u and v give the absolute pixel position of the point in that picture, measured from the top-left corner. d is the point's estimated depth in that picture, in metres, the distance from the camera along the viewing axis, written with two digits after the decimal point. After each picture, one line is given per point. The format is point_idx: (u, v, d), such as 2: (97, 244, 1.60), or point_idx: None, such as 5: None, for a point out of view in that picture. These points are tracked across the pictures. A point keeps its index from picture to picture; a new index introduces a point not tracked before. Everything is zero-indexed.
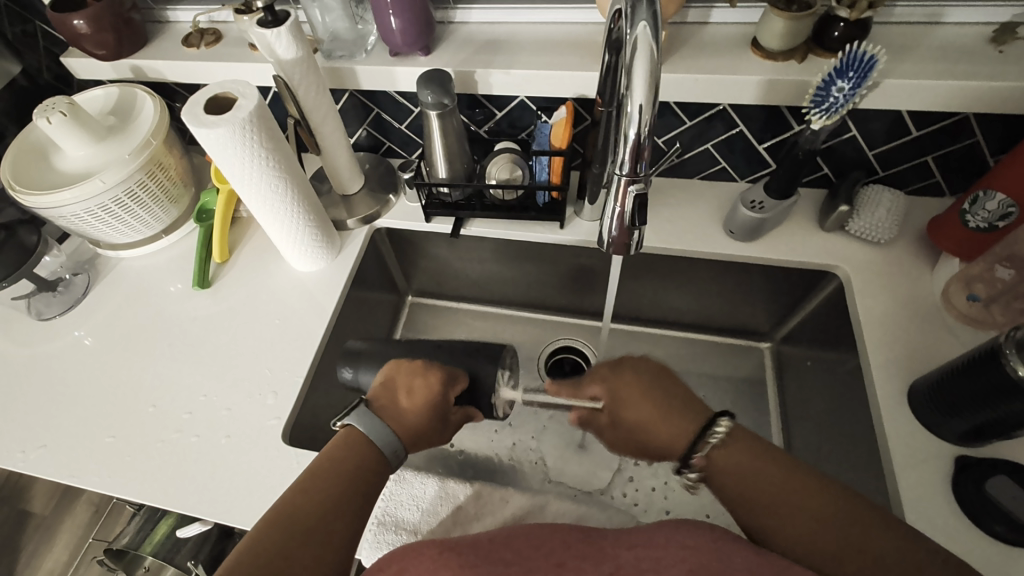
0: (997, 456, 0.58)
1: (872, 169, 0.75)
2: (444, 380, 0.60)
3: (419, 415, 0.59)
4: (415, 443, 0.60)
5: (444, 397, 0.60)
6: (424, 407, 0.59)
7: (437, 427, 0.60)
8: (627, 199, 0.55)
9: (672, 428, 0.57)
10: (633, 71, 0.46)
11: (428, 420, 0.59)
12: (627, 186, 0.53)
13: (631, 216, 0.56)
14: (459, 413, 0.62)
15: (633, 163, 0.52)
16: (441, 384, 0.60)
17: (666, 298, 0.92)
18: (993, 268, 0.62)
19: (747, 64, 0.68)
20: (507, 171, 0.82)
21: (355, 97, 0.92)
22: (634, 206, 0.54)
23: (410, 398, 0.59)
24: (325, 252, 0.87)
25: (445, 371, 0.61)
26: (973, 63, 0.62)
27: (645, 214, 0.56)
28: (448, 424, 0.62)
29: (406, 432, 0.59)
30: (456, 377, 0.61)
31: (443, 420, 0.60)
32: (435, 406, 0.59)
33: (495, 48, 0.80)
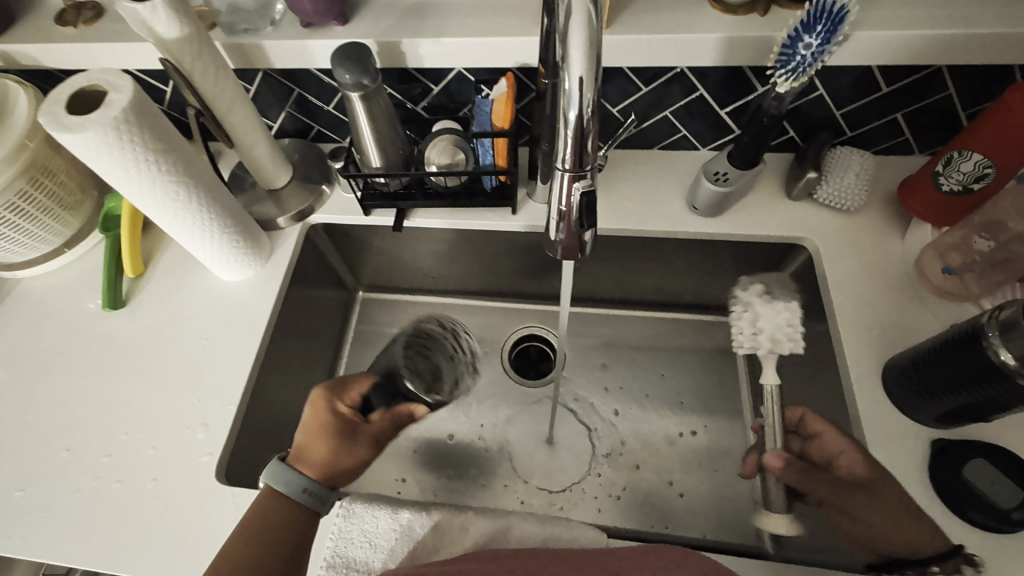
0: (973, 436, 0.55)
1: (840, 131, 0.70)
2: (334, 406, 0.67)
3: (321, 447, 0.65)
4: (335, 476, 0.65)
5: (342, 413, 0.67)
6: (325, 439, 0.65)
7: (345, 452, 0.66)
8: (571, 203, 0.46)
9: (902, 524, 0.51)
10: (568, 40, 0.38)
11: (334, 441, 0.66)
12: (572, 183, 0.45)
13: (579, 219, 0.47)
14: (380, 421, 0.71)
15: (577, 157, 0.44)
16: (331, 404, 0.68)
17: (632, 279, 0.87)
18: (969, 238, 0.58)
19: (704, 20, 0.60)
20: (449, 154, 0.73)
21: (270, 76, 0.80)
22: (582, 206, 0.46)
23: (305, 433, 0.65)
24: (251, 259, 0.78)
25: (333, 388, 0.69)
26: (950, 8, 0.56)
27: (595, 215, 0.47)
28: (366, 438, 0.69)
29: (315, 467, 0.63)
30: (353, 383, 0.70)
31: (351, 437, 0.67)
32: (336, 425, 0.66)
33: (423, 13, 0.70)
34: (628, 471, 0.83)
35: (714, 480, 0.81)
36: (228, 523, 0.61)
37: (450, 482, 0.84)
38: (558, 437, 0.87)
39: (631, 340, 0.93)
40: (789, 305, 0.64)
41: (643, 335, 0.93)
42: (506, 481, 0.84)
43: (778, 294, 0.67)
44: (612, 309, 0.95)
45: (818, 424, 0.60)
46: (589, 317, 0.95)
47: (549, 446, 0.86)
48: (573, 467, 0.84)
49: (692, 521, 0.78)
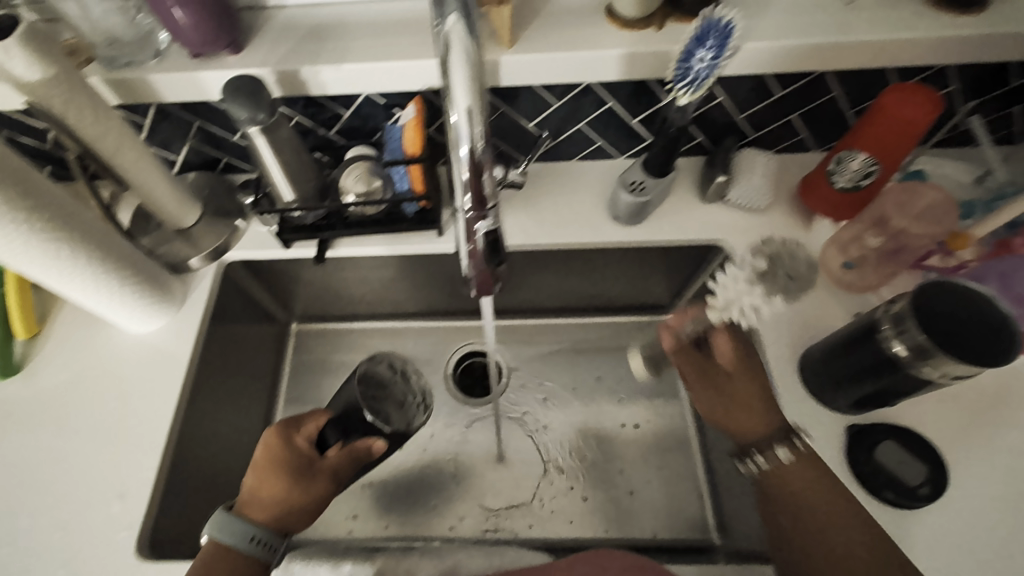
0: (881, 419, 0.59)
1: (744, 133, 0.73)
2: (286, 438, 0.59)
3: (272, 486, 0.57)
4: (289, 518, 0.58)
5: (295, 447, 0.59)
6: (277, 476, 0.57)
7: (302, 490, 0.57)
8: (478, 241, 0.46)
9: (758, 421, 0.56)
10: (449, 69, 0.37)
11: (287, 478, 0.58)
12: (476, 224, 0.44)
13: (486, 258, 0.47)
14: (336, 457, 0.59)
15: (478, 197, 0.43)
16: (280, 437, 0.59)
17: (566, 287, 0.87)
18: (861, 234, 0.62)
19: (605, 37, 0.61)
20: (365, 182, 0.70)
21: (165, 111, 0.74)
22: (487, 244, 0.46)
23: (254, 472, 0.58)
24: (161, 309, 0.72)
25: (290, 421, 0.62)
26: (829, 17, 0.59)
27: (501, 253, 0.48)
28: (322, 474, 0.58)
29: (268, 510, 0.57)
30: (307, 416, 0.62)
31: (307, 475, 0.58)
32: (288, 459, 0.58)
33: (322, 37, 0.67)
34: (576, 479, 0.84)
35: (661, 478, 0.83)
36: None
37: (401, 513, 0.83)
38: (508, 453, 0.86)
39: (572, 346, 0.94)
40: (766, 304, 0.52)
41: (584, 340, 0.94)
42: (458, 505, 0.83)
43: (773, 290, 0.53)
44: (551, 317, 0.95)
45: (729, 339, 0.60)
46: (530, 328, 0.95)
47: (499, 463, 0.86)
48: (524, 482, 0.84)
49: (643, 522, 0.80)
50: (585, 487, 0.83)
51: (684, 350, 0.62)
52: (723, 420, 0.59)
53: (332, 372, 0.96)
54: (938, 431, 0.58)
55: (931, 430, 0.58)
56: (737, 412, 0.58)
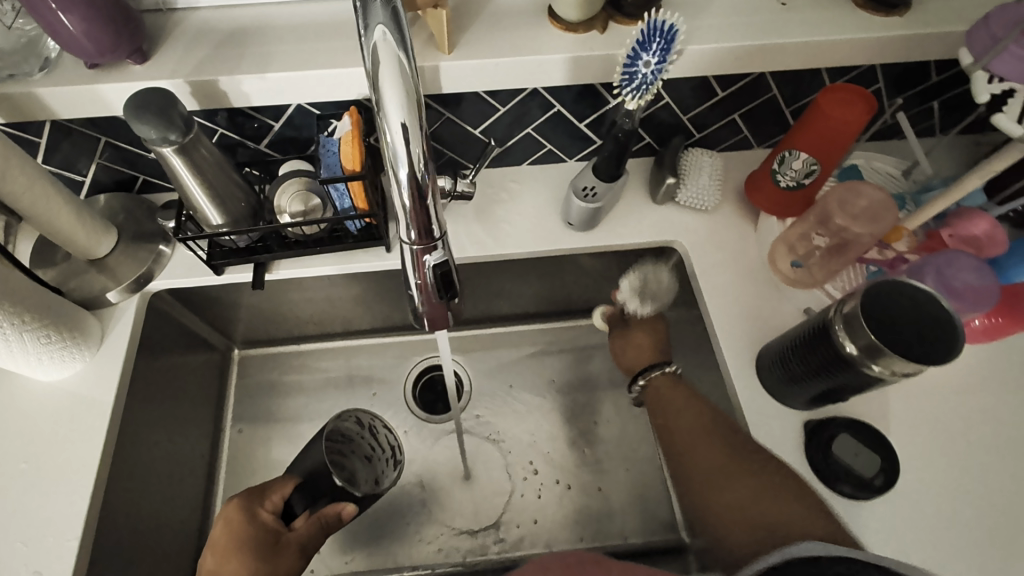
0: (833, 413, 0.61)
1: (690, 133, 0.73)
2: (248, 510, 0.55)
3: (235, 566, 0.51)
4: None
5: (259, 519, 0.55)
6: (237, 555, 0.52)
7: (265, 564, 0.51)
8: (427, 274, 0.43)
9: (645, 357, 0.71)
10: (379, 83, 0.34)
11: (249, 558, 0.52)
12: (424, 257, 0.42)
13: (437, 293, 0.45)
14: (304, 528, 0.55)
15: (424, 229, 0.41)
16: (241, 509, 0.55)
17: (527, 294, 0.85)
18: (809, 234, 0.64)
19: (548, 41, 0.59)
20: (302, 202, 0.66)
21: (64, 128, 0.66)
22: (438, 279, 0.44)
23: (215, 555, 0.52)
24: (73, 353, 0.64)
25: (252, 493, 0.57)
26: (767, 18, 0.59)
27: (455, 288, 0.45)
28: (291, 546, 0.54)
29: None
30: (273, 485, 0.58)
31: (271, 548, 0.53)
32: (251, 536, 0.53)
33: (241, 42, 0.61)
34: (545, 491, 0.83)
35: (630, 480, 0.83)
36: None
37: (367, 543, 0.79)
38: (476, 470, 0.84)
39: (535, 353, 0.92)
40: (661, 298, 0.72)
41: (546, 346, 0.92)
42: (426, 529, 0.80)
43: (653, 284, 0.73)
44: (511, 325, 0.92)
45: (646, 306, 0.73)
46: (491, 336, 0.92)
47: (467, 481, 0.83)
48: (494, 498, 0.82)
49: (614, 526, 0.80)
50: (555, 498, 0.82)
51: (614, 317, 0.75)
52: (628, 363, 0.72)
53: (282, 398, 0.90)
54: (884, 418, 0.61)
55: (878, 419, 0.61)
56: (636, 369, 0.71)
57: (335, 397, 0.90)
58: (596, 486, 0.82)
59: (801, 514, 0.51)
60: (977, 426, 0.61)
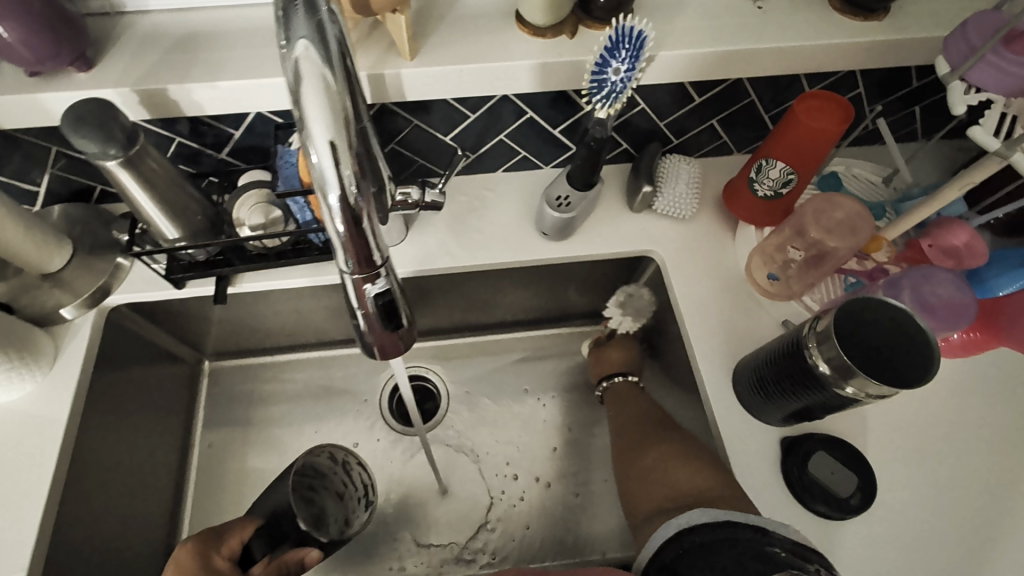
0: (810, 429, 0.59)
1: (668, 139, 0.71)
2: (201, 555, 0.52)
3: None
4: None
5: (215, 565, 0.52)
6: None
7: None
8: (368, 304, 0.40)
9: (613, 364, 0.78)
10: (302, 101, 0.32)
11: None
12: (366, 285, 0.40)
13: (381, 324, 0.41)
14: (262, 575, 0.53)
15: (363, 256, 0.39)
16: (197, 557, 0.51)
17: (506, 304, 0.83)
18: (785, 247, 0.62)
19: (514, 46, 0.56)
20: (262, 213, 0.63)
21: (10, 136, 0.62)
22: (380, 310, 0.41)
23: None
24: (22, 372, 0.62)
25: (207, 535, 0.55)
26: (743, 22, 0.57)
27: (399, 318, 0.42)
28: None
29: None
30: (231, 528, 0.55)
31: None
32: None
33: (193, 47, 0.58)
34: (522, 505, 0.81)
35: (611, 493, 0.81)
36: None
37: (340, 561, 0.77)
38: (452, 484, 0.82)
39: (514, 362, 0.89)
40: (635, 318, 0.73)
41: (525, 355, 0.90)
42: (402, 546, 0.78)
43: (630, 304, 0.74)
44: (490, 334, 0.90)
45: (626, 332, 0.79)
46: (469, 346, 0.90)
47: (443, 495, 0.81)
48: (471, 513, 0.80)
49: (592, 540, 0.79)
50: (533, 512, 0.80)
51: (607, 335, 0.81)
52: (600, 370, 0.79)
53: (254, 412, 0.87)
54: (861, 434, 0.60)
55: (856, 434, 0.60)
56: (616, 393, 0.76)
57: (308, 411, 0.87)
58: (574, 493, 0.81)
59: (700, 477, 0.55)
60: (954, 441, 0.60)
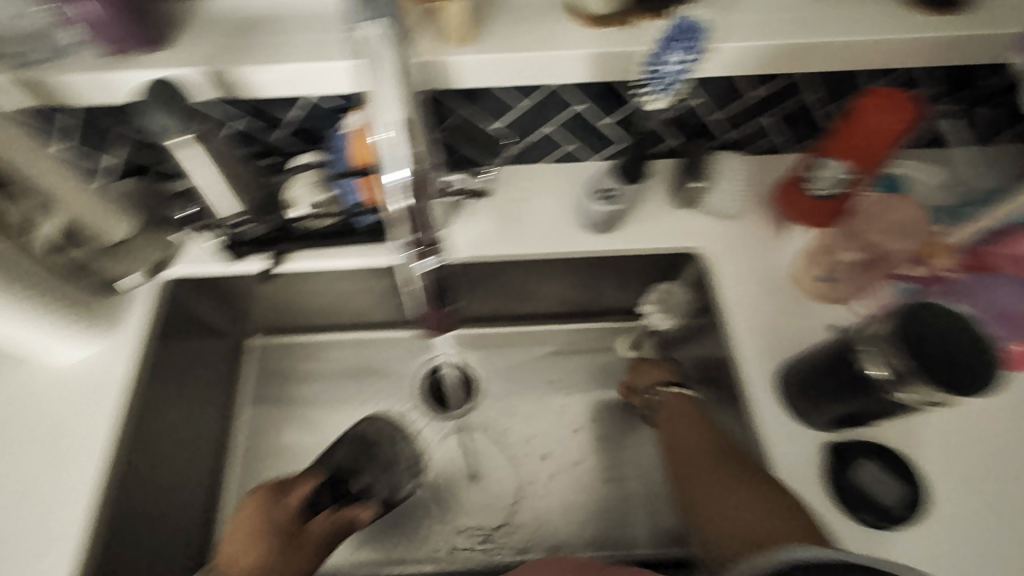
0: (857, 435, 0.58)
1: (719, 135, 0.69)
2: (272, 498, 0.61)
3: (260, 552, 0.57)
4: None
5: (284, 511, 0.61)
6: (261, 542, 0.58)
7: (285, 550, 0.59)
8: None
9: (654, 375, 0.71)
10: None
11: (271, 547, 0.58)
12: None
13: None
14: (324, 521, 0.64)
15: None
16: (273, 500, 0.61)
17: (544, 296, 0.83)
18: (835, 249, 0.60)
19: (569, 36, 0.56)
20: (314, 194, 0.65)
21: (83, 113, 0.66)
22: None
23: (239, 539, 0.58)
24: (89, 334, 0.67)
25: (275, 486, 0.63)
26: (806, 15, 0.56)
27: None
28: (308, 543, 0.61)
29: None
30: (296, 483, 0.65)
31: (293, 540, 0.60)
32: (275, 526, 0.59)
33: (257, 31, 0.60)
34: (551, 495, 0.81)
35: (641, 488, 0.80)
36: None
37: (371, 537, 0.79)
38: (482, 468, 0.83)
39: (547, 354, 0.89)
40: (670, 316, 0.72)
41: (559, 349, 0.90)
42: (431, 527, 0.79)
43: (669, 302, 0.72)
44: (525, 325, 0.90)
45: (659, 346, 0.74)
46: (503, 335, 0.91)
47: (473, 480, 0.82)
48: (500, 500, 0.81)
49: (622, 532, 0.78)
50: (561, 503, 0.80)
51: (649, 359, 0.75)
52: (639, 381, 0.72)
53: (292, 388, 0.90)
54: (910, 443, 0.58)
55: (906, 444, 0.57)
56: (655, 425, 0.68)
57: (344, 390, 0.90)
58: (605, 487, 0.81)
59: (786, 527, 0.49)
60: (1012, 456, 0.58)
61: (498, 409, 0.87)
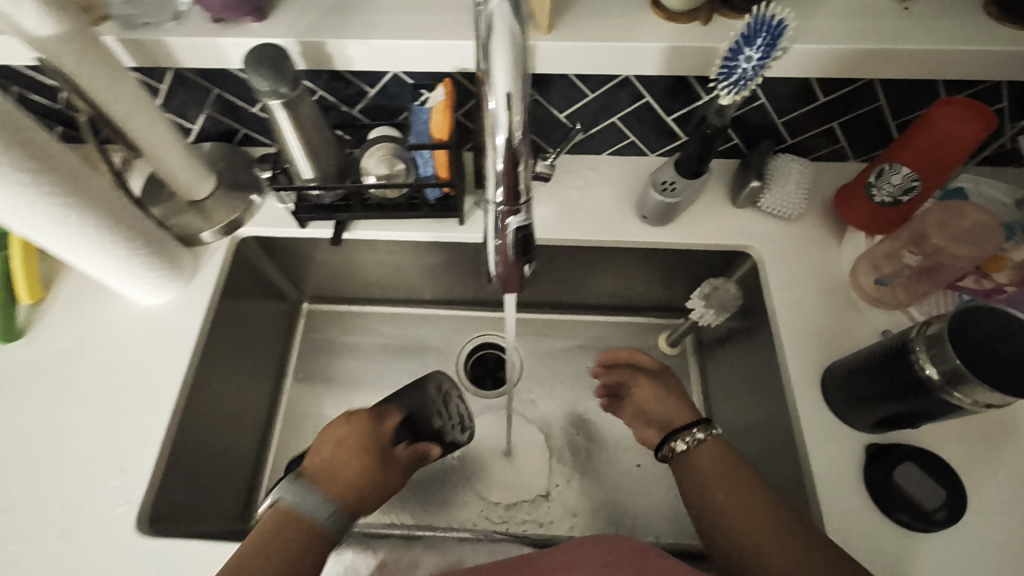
0: (901, 440, 0.58)
1: (782, 138, 0.70)
2: (373, 418, 0.61)
3: (356, 466, 0.56)
4: (360, 504, 0.56)
5: (380, 434, 0.60)
6: (358, 455, 0.57)
7: (380, 469, 0.58)
8: (507, 237, 0.44)
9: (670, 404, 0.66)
10: (491, 52, 0.35)
11: (366, 462, 0.57)
12: (508, 218, 0.43)
13: (515, 256, 0.45)
14: (407, 453, 0.62)
15: (512, 189, 0.42)
16: (368, 422, 0.60)
17: (589, 286, 0.85)
18: (899, 251, 0.61)
19: (648, 28, 0.58)
20: (387, 165, 0.68)
21: (183, 76, 0.71)
22: (517, 242, 0.44)
23: (337, 449, 0.57)
24: (169, 282, 0.70)
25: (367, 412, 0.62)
26: (884, 22, 0.56)
27: (531, 253, 0.46)
28: (394, 465, 0.60)
29: (343, 488, 0.55)
30: (386, 411, 0.63)
31: (385, 460, 0.59)
32: (372, 444, 0.59)
33: (351, 8, 0.64)
34: (581, 479, 0.83)
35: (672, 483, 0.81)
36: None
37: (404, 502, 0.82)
38: (516, 447, 0.85)
39: (587, 344, 0.91)
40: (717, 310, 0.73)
41: (598, 339, 0.92)
42: (462, 499, 0.82)
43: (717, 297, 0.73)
44: (568, 313, 0.93)
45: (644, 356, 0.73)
46: (544, 322, 0.93)
47: (506, 458, 0.85)
48: (531, 479, 0.83)
49: (649, 522, 0.79)
50: (591, 488, 0.82)
51: (658, 370, 0.72)
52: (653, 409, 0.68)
53: (340, 355, 0.94)
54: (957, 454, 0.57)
55: (952, 454, 0.57)
56: (643, 426, 0.68)
57: (388, 360, 0.93)
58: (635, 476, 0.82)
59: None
60: None
61: (535, 392, 0.89)
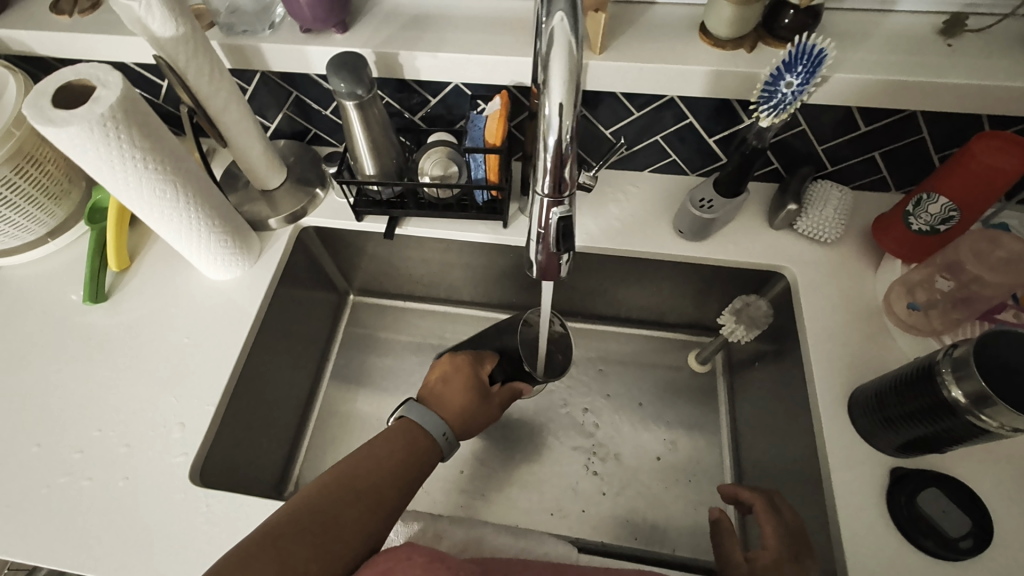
0: (928, 466, 0.58)
1: (822, 165, 0.72)
2: (474, 361, 0.72)
3: (460, 400, 0.68)
4: (465, 428, 0.69)
5: (480, 375, 0.71)
6: (464, 390, 0.69)
7: (479, 404, 0.69)
8: (549, 226, 0.48)
9: None
10: (550, 64, 0.40)
11: (470, 396, 0.69)
12: (552, 209, 0.47)
13: (556, 243, 0.49)
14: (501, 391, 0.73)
15: (557, 184, 0.46)
16: (472, 364, 0.72)
17: (622, 297, 0.88)
18: (933, 277, 0.63)
19: (695, 53, 0.62)
20: (442, 166, 0.74)
21: (270, 79, 0.79)
22: (559, 230, 0.48)
23: (446, 385, 0.70)
24: (240, 260, 0.77)
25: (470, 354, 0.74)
26: (927, 57, 0.59)
27: (571, 241, 0.49)
28: (492, 401, 0.71)
29: (453, 414, 0.67)
30: (483, 356, 0.74)
31: (484, 396, 0.70)
32: (472, 383, 0.70)
33: (424, 25, 0.71)
34: (604, 484, 0.84)
35: (692, 499, 0.81)
36: (196, 525, 0.62)
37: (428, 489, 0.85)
38: (539, 447, 0.88)
39: (616, 355, 0.94)
40: (743, 326, 0.74)
41: (627, 351, 0.94)
42: (483, 492, 0.84)
43: (745, 315, 0.74)
44: (599, 324, 0.96)
45: (770, 525, 0.58)
46: (575, 330, 0.96)
47: (529, 456, 0.87)
48: (551, 480, 0.85)
49: (666, 533, 0.80)
50: (610, 494, 0.83)
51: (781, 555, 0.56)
52: None
53: (380, 344, 1.00)
54: (993, 488, 0.56)
55: (985, 485, 0.56)
56: None
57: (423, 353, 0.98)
58: (655, 486, 0.83)
59: None
60: None
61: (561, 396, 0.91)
